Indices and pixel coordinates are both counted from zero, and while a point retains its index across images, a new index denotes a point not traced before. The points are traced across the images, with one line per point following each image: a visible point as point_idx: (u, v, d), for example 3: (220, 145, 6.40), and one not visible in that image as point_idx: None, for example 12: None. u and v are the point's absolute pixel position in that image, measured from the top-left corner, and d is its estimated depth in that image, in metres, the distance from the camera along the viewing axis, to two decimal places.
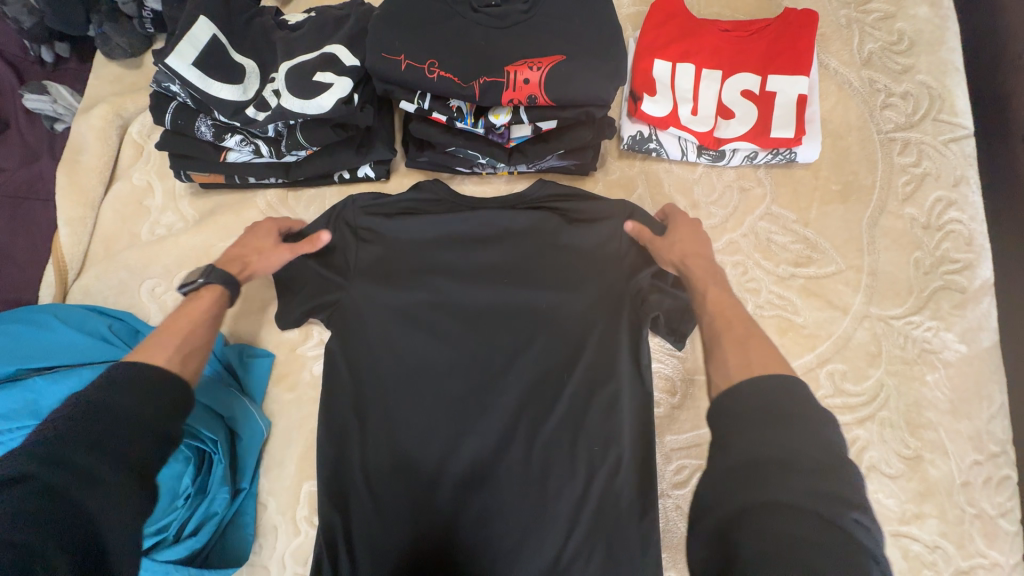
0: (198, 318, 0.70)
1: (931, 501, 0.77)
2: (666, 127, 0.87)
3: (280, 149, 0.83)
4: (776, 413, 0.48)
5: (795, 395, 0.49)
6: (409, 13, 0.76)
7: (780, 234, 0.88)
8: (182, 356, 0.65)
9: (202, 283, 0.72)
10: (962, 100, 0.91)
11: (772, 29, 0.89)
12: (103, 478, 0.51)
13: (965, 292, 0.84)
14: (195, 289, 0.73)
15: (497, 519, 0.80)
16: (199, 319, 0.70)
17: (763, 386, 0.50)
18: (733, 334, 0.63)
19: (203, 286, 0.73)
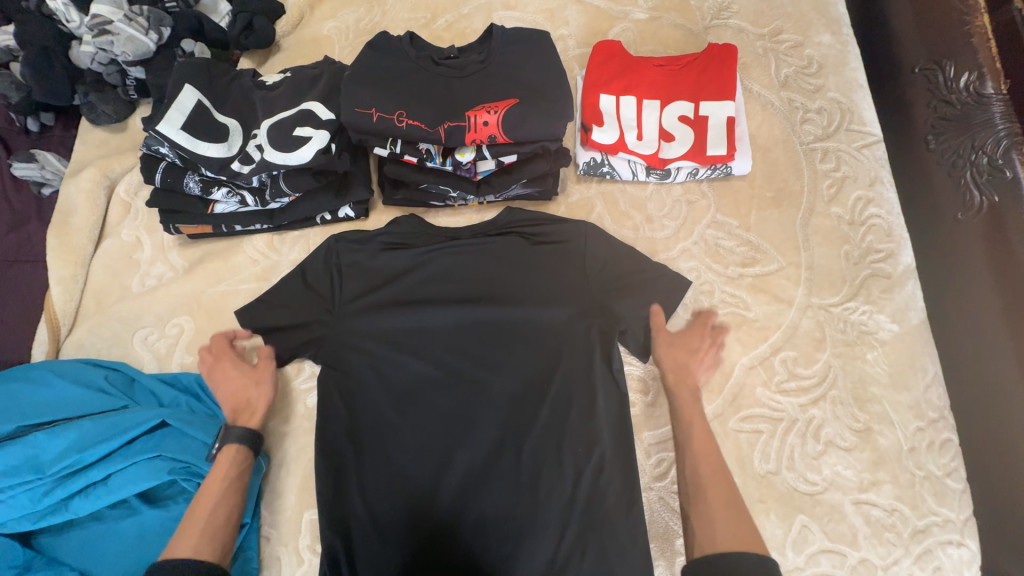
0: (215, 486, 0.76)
1: (884, 468, 0.85)
2: (616, 152, 0.98)
3: (264, 197, 0.90)
4: None
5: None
6: (377, 70, 0.85)
7: (726, 239, 0.98)
8: (209, 536, 0.71)
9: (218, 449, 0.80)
10: (868, 111, 1.05)
11: (698, 61, 1.01)
12: None
13: (891, 277, 0.95)
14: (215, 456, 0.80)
15: (491, 528, 0.84)
16: (220, 488, 0.76)
17: (741, 568, 0.64)
18: (703, 487, 0.75)
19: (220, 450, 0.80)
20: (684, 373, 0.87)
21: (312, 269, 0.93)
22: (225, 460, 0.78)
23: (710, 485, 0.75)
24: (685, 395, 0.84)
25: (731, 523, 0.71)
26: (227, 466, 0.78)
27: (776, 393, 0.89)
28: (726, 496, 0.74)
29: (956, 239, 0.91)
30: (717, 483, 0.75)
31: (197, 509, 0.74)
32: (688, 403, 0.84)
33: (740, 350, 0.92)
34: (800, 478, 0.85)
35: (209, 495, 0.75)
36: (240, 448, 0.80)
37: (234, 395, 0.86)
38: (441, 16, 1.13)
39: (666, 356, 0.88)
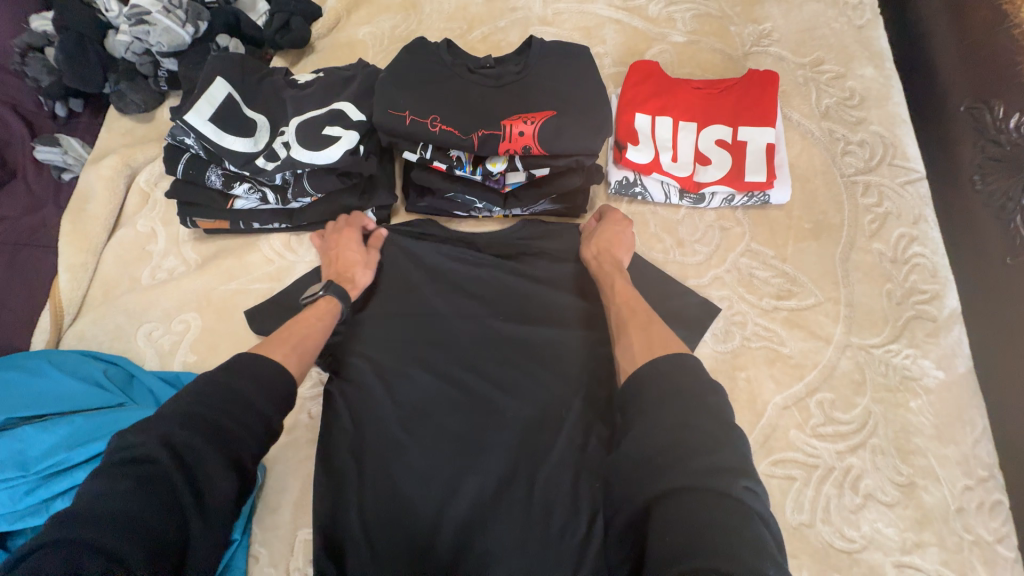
0: (307, 325, 0.79)
1: (929, 528, 0.78)
2: (649, 173, 0.94)
3: (286, 196, 0.87)
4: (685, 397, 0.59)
5: (701, 391, 0.60)
6: (412, 73, 0.83)
7: (761, 269, 0.93)
8: (297, 355, 0.74)
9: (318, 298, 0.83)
10: (911, 147, 1.01)
11: (739, 86, 0.99)
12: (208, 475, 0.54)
13: (936, 320, 0.89)
14: (315, 301, 0.84)
15: (498, 564, 0.78)
16: (314, 329, 0.79)
17: (662, 378, 0.62)
18: (636, 321, 0.76)
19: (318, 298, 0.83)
20: (608, 248, 0.89)
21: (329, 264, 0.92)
22: (321, 309, 0.82)
23: (630, 325, 0.75)
24: (613, 274, 0.85)
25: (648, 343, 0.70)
26: (322, 313, 0.81)
27: (811, 437, 0.83)
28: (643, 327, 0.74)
29: (1009, 285, 0.86)
30: (636, 320, 0.76)
31: (289, 333, 0.76)
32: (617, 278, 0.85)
33: (774, 388, 0.86)
34: (836, 533, 0.78)
35: (304, 326, 0.79)
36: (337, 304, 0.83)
37: (341, 263, 0.87)
38: (477, 28, 1.12)
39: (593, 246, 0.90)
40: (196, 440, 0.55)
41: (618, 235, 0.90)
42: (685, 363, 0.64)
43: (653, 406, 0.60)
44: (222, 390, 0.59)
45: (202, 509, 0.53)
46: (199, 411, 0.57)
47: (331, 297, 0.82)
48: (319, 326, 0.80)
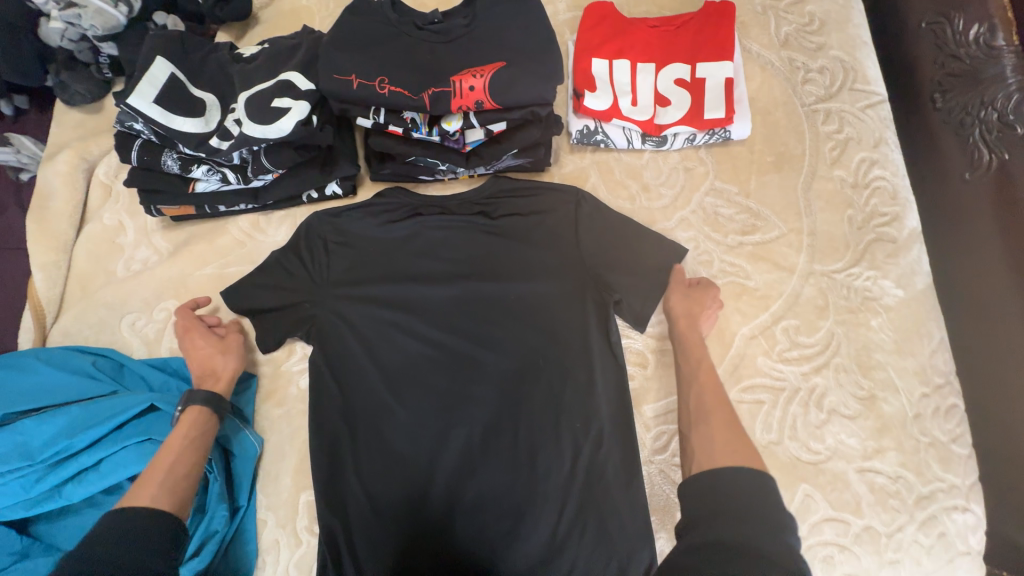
0: (175, 446, 0.75)
1: (888, 435, 0.84)
2: (609, 119, 0.94)
3: (247, 175, 0.86)
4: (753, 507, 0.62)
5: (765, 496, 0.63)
6: (355, 35, 0.80)
7: (725, 207, 0.95)
8: (167, 491, 0.70)
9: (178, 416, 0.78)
10: (872, 69, 1.00)
11: (694, 21, 0.97)
12: None
13: (896, 241, 0.92)
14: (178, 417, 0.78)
15: (489, 506, 0.84)
16: (180, 447, 0.75)
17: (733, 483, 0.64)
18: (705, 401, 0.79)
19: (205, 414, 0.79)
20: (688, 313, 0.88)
21: (299, 239, 0.94)
22: (182, 425, 0.77)
23: (712, 412, 0.77)
24: (688, 335, 0.85)
25: (730, 438, 0.72)
26: (191, 424, 0.77)
27: (778, 362, 0.87)
28: (728, 421, 0.75)
29: (967, 197, 0.92)
30: (719, 409, 0.77)
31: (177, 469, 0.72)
32: (693, 342, 0.85)
33: (740, 320, 0.89)
34: (802, 447, 0.84)
35: (168, 453, 0.74)
36: (203, 411, 0.78)
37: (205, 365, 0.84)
38: None
39: (675, 306, 0.88)
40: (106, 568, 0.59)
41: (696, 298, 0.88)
42: (767, 481, 0.64)
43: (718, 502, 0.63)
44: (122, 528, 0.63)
45: None
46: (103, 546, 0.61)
47: (189, 407, 0.78)
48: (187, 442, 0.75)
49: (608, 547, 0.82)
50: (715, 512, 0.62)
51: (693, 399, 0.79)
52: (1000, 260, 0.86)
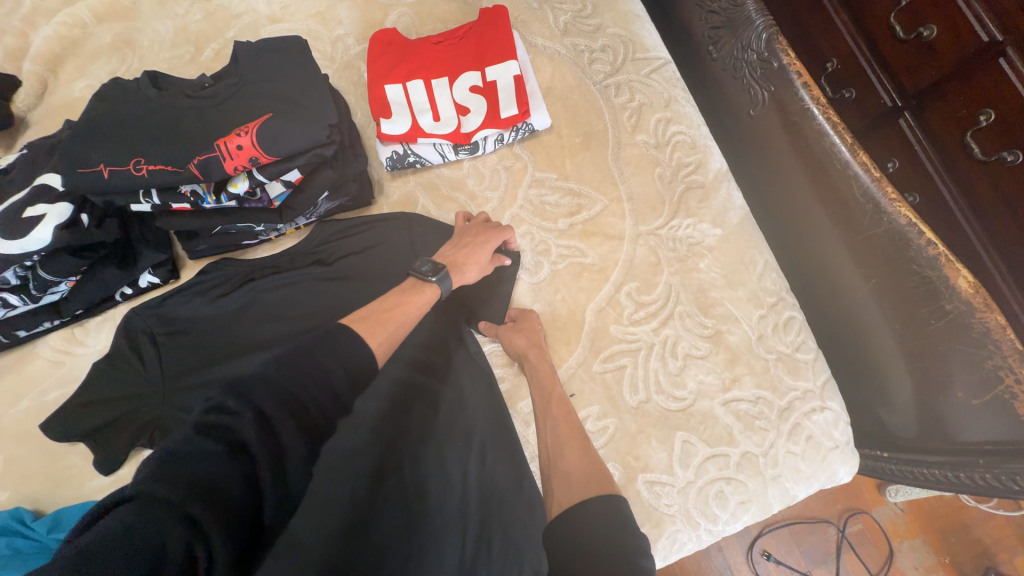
0: (411, 308, 0.72)
1: (740, 363, 0.90)
2: (415, 140, 0.96)
3: (34, 292, 0.80)
4: (601, 521, 0.60)
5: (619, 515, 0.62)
6: (108, 121, 0.76)
7: (549, 194, 0.98)
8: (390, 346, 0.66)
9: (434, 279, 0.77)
10: (649, 37, 1.08)
11: (474, 31, 1.01)
12: (209, 496, 0.44)
13: (705, 186, 0.99)
14: (422, 278, 0.78)
15: (392, 557, 0.78)
16: (414, 311, 0.73)
17: (589, 504, 0.63)
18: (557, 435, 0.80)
19: (423, 282, 0.77)
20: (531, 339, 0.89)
21: (121, 341, 0.87)
22: (425, 293, 0.76)
23: (567, 442, 0.78)
24: (539, 365, 0.86)
25: (583, 467, 0.73)
26: (423, 299, 0.75)
27: (629, 325, 0.91)
28: (582, 449, 0.77)
29: (762, 129, 1.01)
30: (572, 438, 0.79)
31: (389, 314, 0.69)
32: (543, 373, 0.86)
33: (587, 296, 0.93)
34: (669, 398, 0.88)
35: (408, 311, 0.71)
36: (438, 294, 0.78)
37: (465, 255, 0.83)
38: (205, 47, 1.04)
39: (516, 342, 0.88)
40: (198, 462, 0.45)
41: (530, 326, 0.90)
42: (620, 502, 0.64)
43: (575, 524, 0.61)
44: (257, 400, 0.50)
45: (214, 519, 0.43)
46: (248, 414, 0.49)
47: (440, 288, 0.77)
48: (417, 311, 0.74)
49: (517, 556, 0.81)
50: (567, 549, 0.58)
51: (550, 432, 0.81)
52: (802, 175, 0.95)
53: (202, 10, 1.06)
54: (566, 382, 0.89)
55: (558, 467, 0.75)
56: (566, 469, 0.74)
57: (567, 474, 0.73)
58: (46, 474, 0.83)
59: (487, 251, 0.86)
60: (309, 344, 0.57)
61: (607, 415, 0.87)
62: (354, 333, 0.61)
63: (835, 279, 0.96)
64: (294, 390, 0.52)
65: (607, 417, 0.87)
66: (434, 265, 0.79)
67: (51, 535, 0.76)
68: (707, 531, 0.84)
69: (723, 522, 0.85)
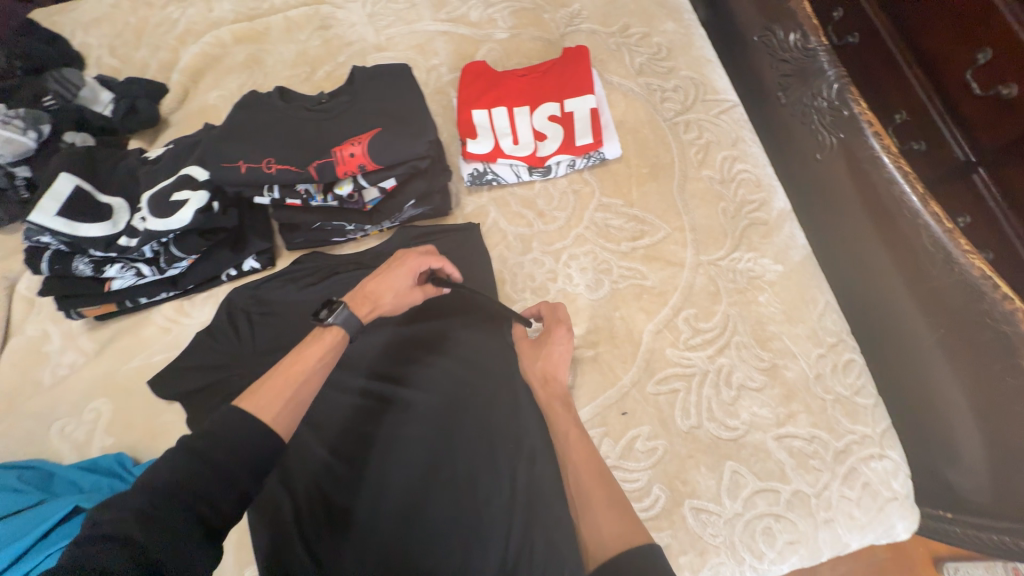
0: (309, 363, 0.75)
1: (796, 400, 0.90)
2: (495, 160, 1.05)
3: (161, 265, 0.92)
4: None
5: None
6: (245, 125, 0.89)
7: (614, 219, 1.04)
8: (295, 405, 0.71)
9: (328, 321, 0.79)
10: (719, 81, 1.14)
11: (557, 66, 1.10)
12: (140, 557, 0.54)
13: (768, 223, 1.02)
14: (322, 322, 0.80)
15: (438, 543, 0.84)
16: (311, 362, 0.75)
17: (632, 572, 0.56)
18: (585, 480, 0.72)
19: (323, 328, 0.80)
20: (550, 375, 0.88)
21: (220, 315, 0.98)
22: (325, 340, 0.78)
23: (593, 489, 0.69)
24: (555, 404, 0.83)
25: (615, 518, 0.64)
26: (326, 346, 0.78)
27: (685, 350, 0.94)
28: (607, 492, 0.69)
29: (829, 172, 1.03)
30: (596, 483, 0.70)
31: (287, 374, 0.73)
32: (560, 414, 0.83)
33: (645, 318, 0.96)
34: (721, 426, 0.89)
35: (301, 365, 0.74)
36: (341, 336, 0.80)
37: (375, 292, 0.84)
38: (320, 68, 1.19)
39: (541, 367, 0.89)
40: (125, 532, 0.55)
41: (556, 355, 0.89)
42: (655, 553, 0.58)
43: None
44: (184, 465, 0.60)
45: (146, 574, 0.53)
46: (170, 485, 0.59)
47: (339, 329, 0.79)
48: (321, 363, 0.77)
49: (559, 565, 0.82)
50: None
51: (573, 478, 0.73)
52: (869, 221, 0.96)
53: (321, 37, 1.22)
54: (619, 399, 0.92)
55: (588, 517, 0.66)
56: (595, 520, 0.65)
57: (596, 525, 0.64)
58: (146, 426, 0.94)
59: (403, 277, 0.85)
60: (220, 426, 0.64)
61: (657, 435, 0.89)
62: (242, 411, 0.65)
63: (897, 327, 0.94)
64: (193, 486, 0.60)
65: (657, 438, 0.89)
66: (332, 306, 0.81)
67: None
68: (752, 567, 0.83)
69: (769, 560, 0.83)
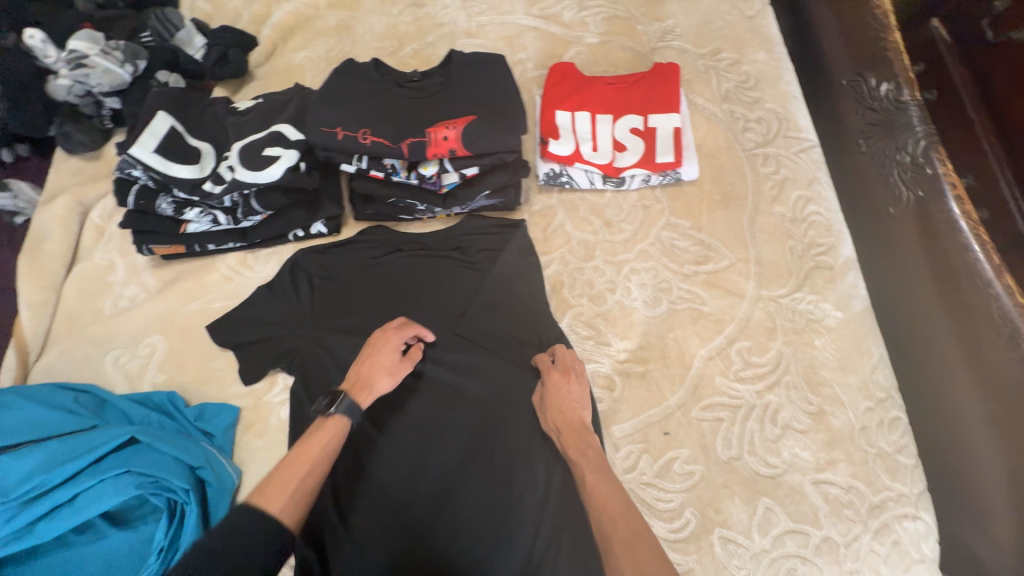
0: (312, 454, 0.72)
1: (838, 448, 0.90)
2: (572, 163, 1.05)
3: (237, 216, 0.94)
4: None
5: None
6: (342, 93, 0.90)
7: (681, 240, 1.04)
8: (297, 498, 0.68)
9: (331, 411, 0.77)
10: (802, 119, 1.14)
11: (645, 79, 1.10)
12: None
13: (832, 268, 1.02)
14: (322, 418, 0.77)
15: (467, 529, 0.86)
16: (317, 453, 0.73)
17: None
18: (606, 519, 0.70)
19: (325, 417, 0.77)
20: (566, 414, 0.85)
21: (281, 275, 1.00)
22: (329, 430, 0.76)
23: (612, 530, 0.68)
24: (574, 443, 0.81)
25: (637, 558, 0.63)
26: (329, 435, 0.75)
27: (734, 381, 0.94)
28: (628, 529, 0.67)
29: (895, 228, 1.02)
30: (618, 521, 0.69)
31: (290, 469, 0.70)
32: (581, 452, 0.80)
33: (699, 342, 0.97)
34: (761, 461, 0.89)
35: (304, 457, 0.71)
36: (346, 421, 0.78)
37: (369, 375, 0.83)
38: (407, 44, 1.20)
39: (556, 400, 0.86)
40: None
41: (574, 392, 0.87)
42: None
43: None
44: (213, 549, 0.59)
45: None
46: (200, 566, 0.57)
47: (342, 415, 0.77)
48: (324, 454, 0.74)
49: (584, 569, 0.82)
50: None
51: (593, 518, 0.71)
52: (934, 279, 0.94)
53: (412, 14, 1.23)
54: (663, 419, 0.93)
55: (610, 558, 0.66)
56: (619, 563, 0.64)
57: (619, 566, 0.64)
58: (198, 370, 0.95)
59: (389, 354, 0.86)
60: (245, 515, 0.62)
61: (696, 460, 0.90)
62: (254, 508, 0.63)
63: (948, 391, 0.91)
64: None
65: (696, 462, 0.90)
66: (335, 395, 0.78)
67: (197, 424, 0.90)
68: None
69: None
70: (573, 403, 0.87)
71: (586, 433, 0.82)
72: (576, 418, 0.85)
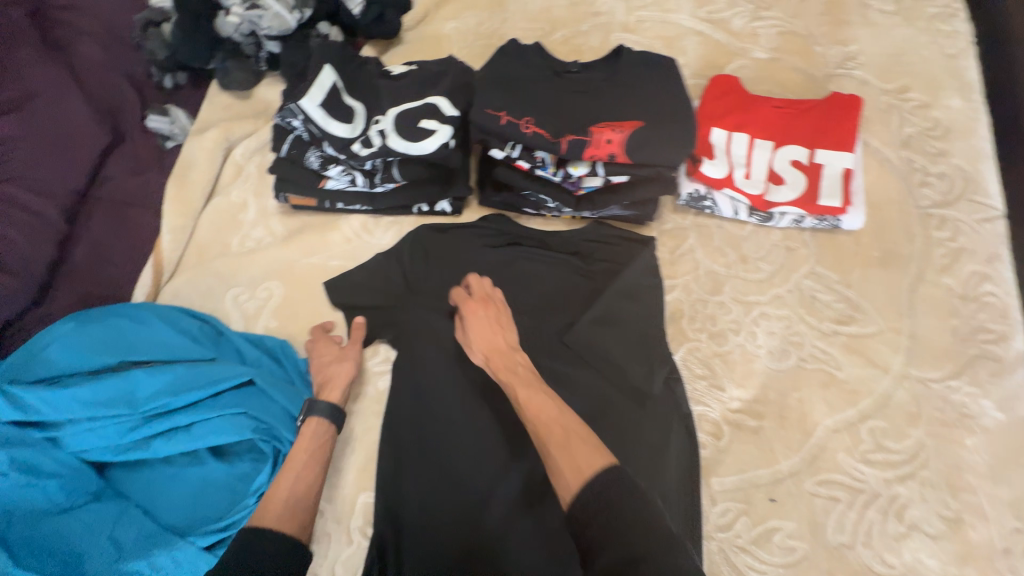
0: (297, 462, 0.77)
1: (972, 565, 0.78)
2: (721, 188, 0.97)
3: (373, 180, 0.95)
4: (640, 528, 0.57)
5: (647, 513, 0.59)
6: (506, 75, 0.86)
7: (824, 293, 0.95)
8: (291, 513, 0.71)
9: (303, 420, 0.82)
10: (993, 182, 0.99)
11: (819, 109, 0.99)
12: None
13: (1001, 361, 0.89)
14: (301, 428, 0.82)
15: (543, 548, 0.81)
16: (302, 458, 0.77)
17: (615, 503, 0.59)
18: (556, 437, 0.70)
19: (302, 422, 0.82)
20: (487, 342, 0.84)
21: (399, 246, 0.99)
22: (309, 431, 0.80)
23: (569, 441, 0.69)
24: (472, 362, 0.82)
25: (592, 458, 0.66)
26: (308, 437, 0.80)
27: (860, 462, 0.85)
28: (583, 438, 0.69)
29: None
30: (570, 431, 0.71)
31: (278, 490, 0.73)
32: (518, 374, 0.81)
33: (825, 410, 0.88)
34: (876, 558, 0.80)
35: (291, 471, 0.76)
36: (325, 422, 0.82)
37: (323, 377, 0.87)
38: (559, 30, 1.14)
39: (471, 331, 0.86)
40: None
41: (484, 318, 0.86)
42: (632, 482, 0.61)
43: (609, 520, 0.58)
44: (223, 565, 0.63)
45: None
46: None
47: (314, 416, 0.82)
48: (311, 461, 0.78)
49: None
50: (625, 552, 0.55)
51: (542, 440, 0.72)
52: None
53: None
54: (770, 483, 0.85)
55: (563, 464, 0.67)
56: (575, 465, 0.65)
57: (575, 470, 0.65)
58: (307, 323, 0.97)
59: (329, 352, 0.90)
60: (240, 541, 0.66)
61: (801, 537, 0.81)
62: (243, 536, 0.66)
63: None
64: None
65: (800, 539, 0.81)
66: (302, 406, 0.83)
67: (302, 376, 0.91)
68: None
69: None
70: (487, 330, 0.85)
71: (514, 355, 0.83)
72: (474, 340, 0.84)
